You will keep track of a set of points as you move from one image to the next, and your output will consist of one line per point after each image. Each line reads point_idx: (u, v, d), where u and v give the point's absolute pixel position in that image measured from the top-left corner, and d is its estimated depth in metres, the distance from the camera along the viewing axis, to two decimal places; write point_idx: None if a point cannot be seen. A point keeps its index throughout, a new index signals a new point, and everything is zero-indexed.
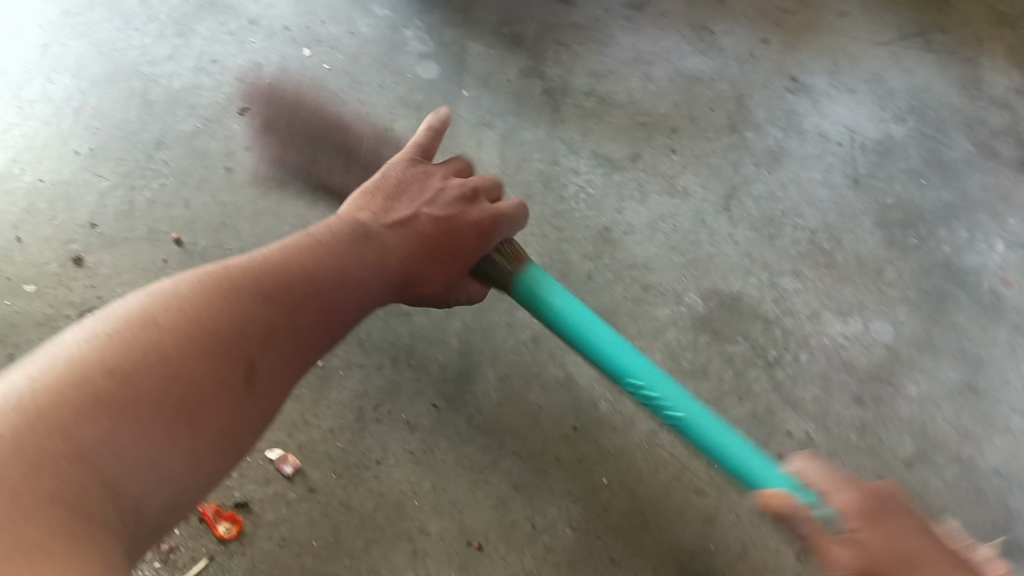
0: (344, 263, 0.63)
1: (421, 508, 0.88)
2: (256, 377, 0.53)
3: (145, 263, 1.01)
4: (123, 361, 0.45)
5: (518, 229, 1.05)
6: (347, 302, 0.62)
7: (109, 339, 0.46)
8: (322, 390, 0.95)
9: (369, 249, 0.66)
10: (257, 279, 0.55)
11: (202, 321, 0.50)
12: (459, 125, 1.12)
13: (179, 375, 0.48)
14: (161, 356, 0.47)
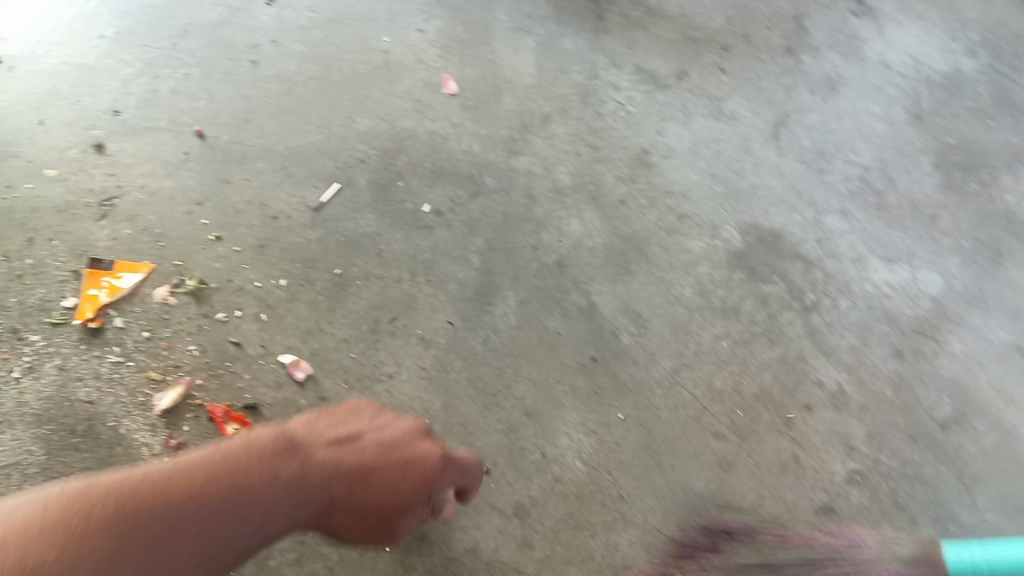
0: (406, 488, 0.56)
1: (431, 426, 0.85)
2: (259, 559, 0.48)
3: (165, 156, 0.97)
4: (141, 562, 0.39)
5: (551, 145, 1.01)
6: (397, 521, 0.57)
7: (134, 533, 0.39)
8: (338, 298, 0.91)
9: (333, 453, 0.53)
10: (304, 487, 0.49)
11: (233, 517, 0.44)
12: (495, 31, 1.08)
13: (185, 575, 0.42)
14: (183, 556, 0.41)
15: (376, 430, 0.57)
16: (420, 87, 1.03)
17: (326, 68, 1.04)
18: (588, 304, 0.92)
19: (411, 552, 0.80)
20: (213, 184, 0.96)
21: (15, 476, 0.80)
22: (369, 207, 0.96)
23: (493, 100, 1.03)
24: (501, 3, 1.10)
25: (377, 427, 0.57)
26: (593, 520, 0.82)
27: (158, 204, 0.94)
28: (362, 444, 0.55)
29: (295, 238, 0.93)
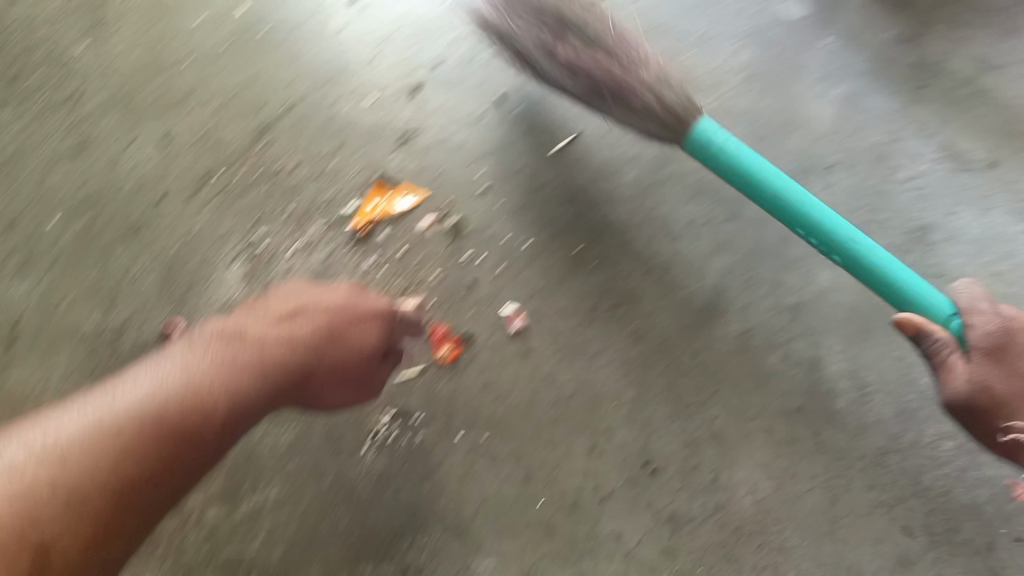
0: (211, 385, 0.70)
1: (616, 413, 0.89)
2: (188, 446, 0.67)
3: (466, 112, 1.03)
4: (103, 471, 0.62)
5: (830, 194, 1.01)
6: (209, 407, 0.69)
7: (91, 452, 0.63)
8: (569, 271, 0.95)
9: (280, 353, 0.74)
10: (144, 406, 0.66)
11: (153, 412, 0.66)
12: (805, 72, 1.07)
13: (133, 465, 0.64)
14: (127, 456, 0.64)
15: (313, 317, 0.77)
16: (713, 107, 1.05)
17: None
18: (812, 356, 0.90)
19: (559, 514, 0.85)
20: (497, 146, 1.01)
21: None
22: (628, 201, 0.98)
23: (781, 140, 1.03)
24: (822, 46, 1.08)
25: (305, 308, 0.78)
26: (744, 559, 0.83)
27: (447, 151, 1.01)
28: (309, 320, 0.77)
29: (551, 210, 0.98)
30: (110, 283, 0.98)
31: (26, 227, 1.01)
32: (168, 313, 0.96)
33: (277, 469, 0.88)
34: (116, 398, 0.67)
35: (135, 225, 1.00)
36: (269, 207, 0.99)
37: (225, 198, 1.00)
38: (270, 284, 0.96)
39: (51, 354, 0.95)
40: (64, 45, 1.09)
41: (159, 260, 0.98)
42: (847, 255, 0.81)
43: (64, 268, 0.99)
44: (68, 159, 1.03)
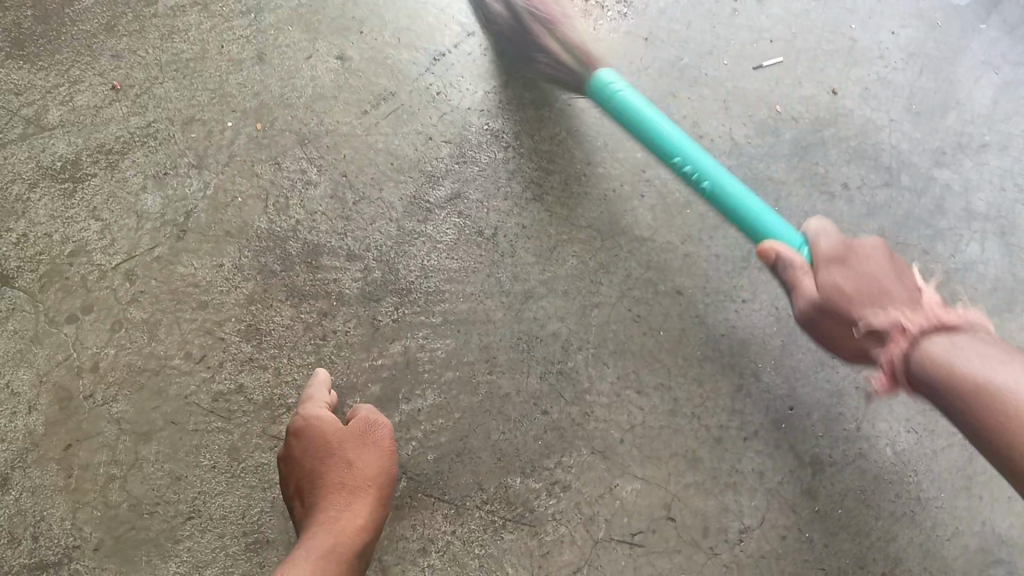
0: (359, 493, 0.79)
1: (763, 358, 0.93)
2: (364, 520, 0.77)
3: (633, 59, 1.10)
4: (341, 546, 0.73)
5: (978, 172, 1.04)
6: (355, 498, 0.78)
7: (318, 548, 0.72)
8: (724, 221, 1.00)
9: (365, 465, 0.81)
10: (331, 527, 0.74)
11: (335, 525, 0.75)
12: (964, 57, 1.10)
13: (339, 544, 0.73)
14: (336, 541, 0.73)
15: (356, 443, 0.83)
16: (873, 79, 1.09)
17: (795, 36, 1.11)
18: None
19: (704, 448, 0.90)
20: (661, 94, 1.09)
21: (428, 245, 0.99)
22: (785, 157, 1.05)
23: (939, 117, 1.07)
24: (982, 34, 1.11)
25: (357, 432, 0.84)
26: (881, 504, 0.88)
27: None
28: (358, 442, 0.83)
29: (710, 159, 1.04)
30: (281, 188, 1.03)
31: (208, 123, 1.07)
32: (337, 221, 1.01)
33: (434, 380, 0.93)
34: (314, 532, 0.74)
35: (308, 135, 1.06)
36: (444, 129, 1.07)
37: (401, 118, 1.08)
38: (440, 201, 1.02)
39: (221, 249, 0.99)
40: None
41: (330, 172, 1.04)
42: (709, 181, 0.87)
43: (238, 165, 1.04)
44: (252, 65, 1.10)
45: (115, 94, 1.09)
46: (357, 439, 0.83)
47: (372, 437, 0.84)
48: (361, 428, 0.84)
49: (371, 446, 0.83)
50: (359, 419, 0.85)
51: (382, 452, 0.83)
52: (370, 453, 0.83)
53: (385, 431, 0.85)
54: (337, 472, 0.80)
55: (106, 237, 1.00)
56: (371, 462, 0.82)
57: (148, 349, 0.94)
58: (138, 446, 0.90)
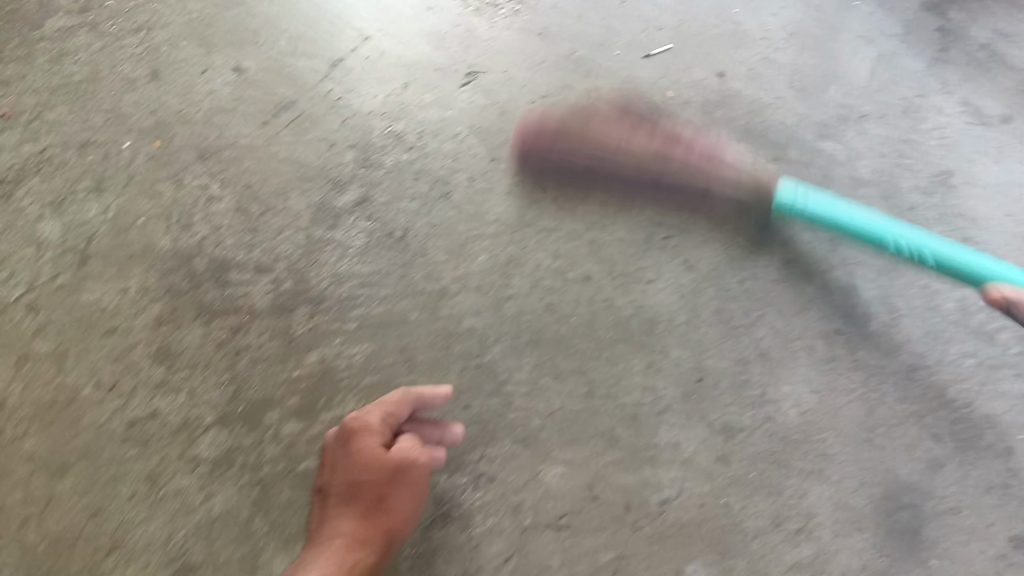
0: (385, 529, 0.82)
1: (670, 334, 0.97)
2: (374, 558, 0.81)
3: (529, 55, 1.14)
4: None
5: (859, 140, 1.09)
6: (374, 536, 0.81)
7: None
8: (626, 206, 1.04)
9: (403, 498, 0.83)
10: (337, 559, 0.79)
11: (343, 554, 0.79)
12: (841, 32, 1.16)
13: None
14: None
15: (405, 478, 0.83)
16: (756, 60, 1.14)
17: (682, 22, 1.17)
18: (848, 284, 1.00)
19: (621, 425, 0.93)
20: (558, 86, 1.12)
21: (338, 252, 1.00)
22: (678, 140, 1.08)
23: (822, 92, 1.12)
24: (856, 10, 1.18)
25: (413, 459, 0.83)
26: (792, 463, 0.92)
27: (512, 89, 1.11)
28: (406, 477, 0.83)
29: None
30: (183, 206, 1.02)
31: (105, 146, 1.05)
32: (243, 234, 1.01)
33: (352, 385, 0.93)
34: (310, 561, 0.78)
35: (207, 150, 1.06)
36: (347, 134, 1.08)
37: (302, 125, 1.08)
38: (348, 207, 1.03)
39: (126, 273, 0.97)
40: None
41: (233, 185, 1.04)
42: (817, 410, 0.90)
43: (138, 187, 1.03)
44: (146, 83, 1.10)
45: (7, 122, 1.07)
46: (405, 473, 0.83)
47: (421, 470, 0.84)
48: (417, 460, 0.83)
49: (417, 479, 0.84)
50: (414, 443, 0.84)
51: (421, 488, 0.84)
52: (410, 488, 0.83)
53: (419, 466, 0.83)
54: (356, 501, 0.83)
55: (5, 269, 0.98)
56: (395, 494, 0.83)
57: (57, 382, 0.92)
58: (53, 482, 0.88)
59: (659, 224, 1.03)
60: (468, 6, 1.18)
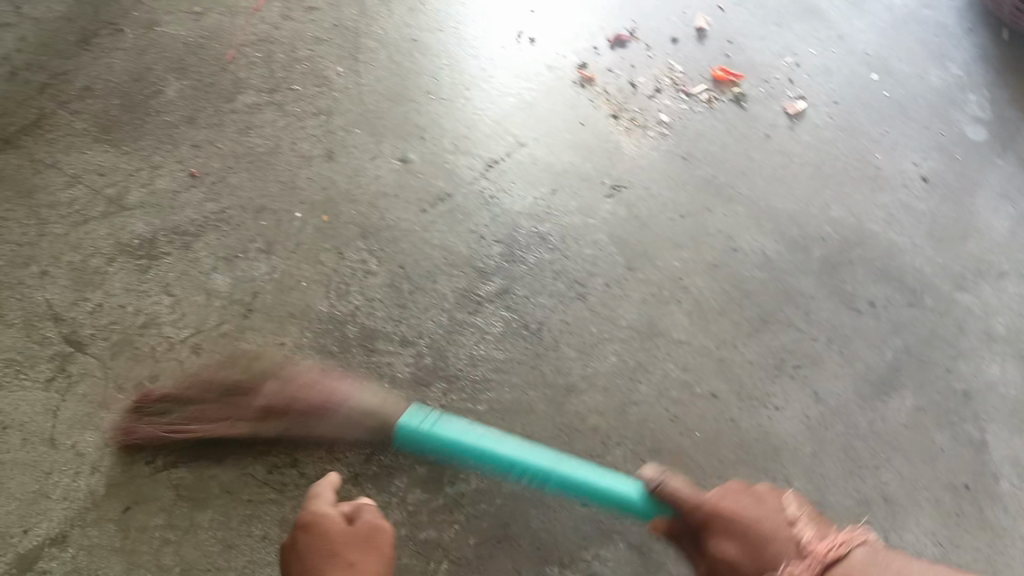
0: (365, 510, 0.80)
1: (794, 464, 0.99)
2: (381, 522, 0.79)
3: (672, 176, 1.19)
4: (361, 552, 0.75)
5: (998, 297, 1.13)
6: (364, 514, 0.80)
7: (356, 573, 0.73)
8: (757, 331, 1.07)
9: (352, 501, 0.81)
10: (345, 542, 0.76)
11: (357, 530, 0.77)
12: (982, 189, 1.21)
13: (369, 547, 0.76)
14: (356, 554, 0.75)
15: (326, 491, 0.83)
16: (897, 206, 1.18)
17: (823, 162, 1.22)
18: (979, 440, 1.03)
19: None
20: (698, 208, 1.17)
21: (477, 335, 1.06)
22: (815, 273, 1.11)
23: (961, 245, 1.16)
24: (998, 169, 1.24)
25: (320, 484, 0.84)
26: None
27: (654, 205, 1.17)
28: (325, 491, 0.83)
29: (742, 270, 1.12)
30: (342, 275, 1.11)
31: (278, 213, 1.15)
32: (393, 308, 1.08)
33: (480, 466, 0.98)
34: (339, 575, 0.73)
35: (370, 229, 1.15)
36: (494, 230, 1.15)
37: (455, 217, 1.16)
38: (491, 296, 1.09)
39: (284, 329, 1.06)
40: (320, 70, 1.29)
41: (388, 263, 1.12)
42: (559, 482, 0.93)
43: (305, 254, 1.12)
44: (321, 162, 1.20)
45: (192, 180, 1.17)
46: (325, 490, 0.83)
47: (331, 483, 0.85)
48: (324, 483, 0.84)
49: (331, 488, 0.84)
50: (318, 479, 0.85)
51: (328, 499, 0.82)
52: (337, 508, 0.79)
53: (327, 480, 0.84)
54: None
55: (176, 311, 1.06)
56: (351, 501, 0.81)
57: (209, 420, 0.99)
58: (194, 512, 0.95)
59: (789, 354, 1.06)
60: (616, 124, 1.24)
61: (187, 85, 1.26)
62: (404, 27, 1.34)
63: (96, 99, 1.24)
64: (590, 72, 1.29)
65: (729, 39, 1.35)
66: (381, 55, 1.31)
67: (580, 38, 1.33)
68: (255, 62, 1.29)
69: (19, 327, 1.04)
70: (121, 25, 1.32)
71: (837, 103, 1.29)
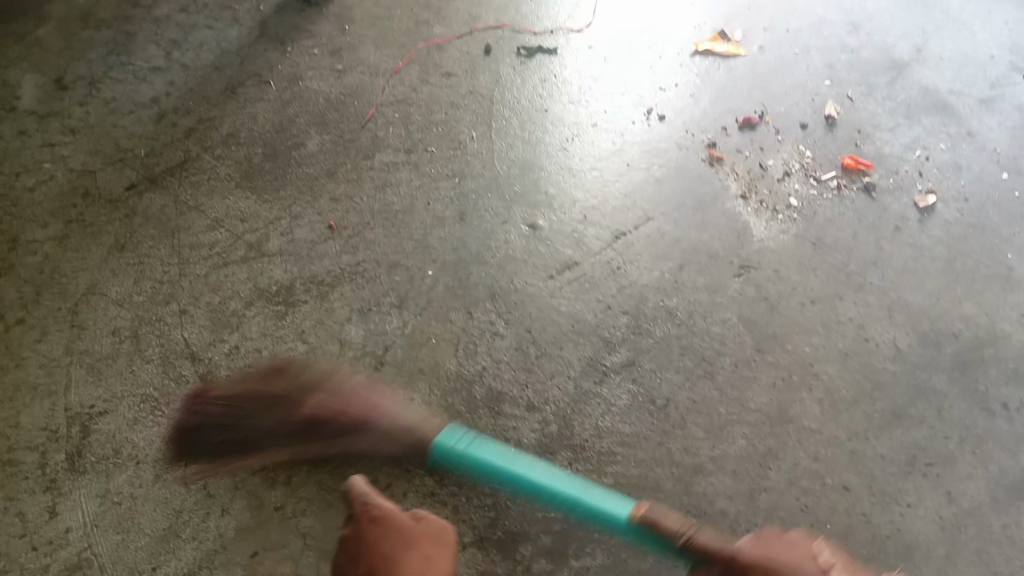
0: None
1: (927, 564, 1.00)
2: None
3: (803, 260, 1.20)
4: None
5: None
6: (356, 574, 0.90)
7: None
8: (890, 425, 1.08)
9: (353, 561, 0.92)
10: None
11: None
12: None
13: None
14: None
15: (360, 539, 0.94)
16: None
17: (955, 258, 1.23)
18: None
19: None
20: (828, 293, 1.18)
21: (602, 407, 1.06)
22: (946, 369, 1.13)
23: None
24: None
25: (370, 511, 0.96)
26: None
27: (783, 288, 1.17)
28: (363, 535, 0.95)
29: (875, 361, 1.13)
30: (470, 335, 1.13)
31: (411, 270, 1.18)
32: (519, 372, 1.09)
33: (603, 539, 0.98)
34: None
35: (499, 291, 1.17)
36: (620, 302, 1.15)
37: (582, 286, 1.17)
38: (616, 367, 1.10)
39: (413, 385, 1.08)
40: (456, 134, 1.33)
41: (515, 326, 1.13)
42: None
43: (435, 312, 1.15)
44: (453, 224, 1.23)
45: (329, 232, 1.21)
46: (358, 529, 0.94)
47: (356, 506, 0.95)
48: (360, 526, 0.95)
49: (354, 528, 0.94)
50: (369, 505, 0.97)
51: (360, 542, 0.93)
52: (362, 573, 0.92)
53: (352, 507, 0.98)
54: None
55: (312, 358, 1.10)
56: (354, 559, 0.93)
57: (338, 470, 1.01)
58: (321, 563, 0.97)
59: (920, 451, 1.07)
60: (745, 205, 1.25)
61: (328, 140, 1.31)
62: (534, 97, 1.38)
63: (240, 146, 1.28)
64: (719, 151, 1.32)
65: (858, 128, 1.36)
66: (512, 123, 1.35)
67: (707, 117, 1.35)
68: (392, 121, 1.34)
69: (157, 363, 1.07)
70: (265, 78, 1.37)
71: (968, 200, 1.30)
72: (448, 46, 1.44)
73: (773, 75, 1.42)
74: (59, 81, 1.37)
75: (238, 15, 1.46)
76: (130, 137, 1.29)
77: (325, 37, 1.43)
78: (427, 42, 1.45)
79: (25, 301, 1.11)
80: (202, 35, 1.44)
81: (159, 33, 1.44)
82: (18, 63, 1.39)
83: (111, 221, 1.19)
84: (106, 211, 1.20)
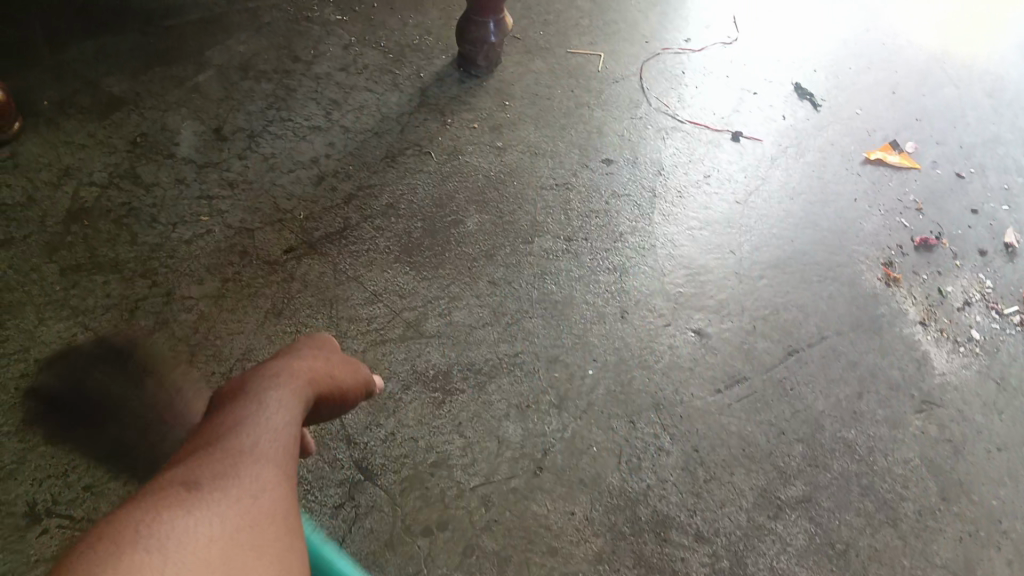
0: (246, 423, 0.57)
1: None
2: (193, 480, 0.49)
3: (987, 399, 1.16)
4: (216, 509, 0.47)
5: None
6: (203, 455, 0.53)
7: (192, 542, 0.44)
8: None
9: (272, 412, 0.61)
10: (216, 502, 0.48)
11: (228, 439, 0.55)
12: None
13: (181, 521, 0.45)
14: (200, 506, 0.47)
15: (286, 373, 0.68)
16: None
17: None
18: None
19: None
20: (1015, 440, 1.13)
21: (777, 544, 1.01)
22: None
23: None
24: None
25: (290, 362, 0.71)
26: None
27: (968, 430, 1.13)
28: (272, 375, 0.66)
29: None
30: (634, 447, 1.07)
31: (570, 367, 1.13)
32: (688, 496, 1.03)
33: None
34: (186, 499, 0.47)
35: (663, 401, 1.11)
36: (796, 429, 1.11)
37: (754, 404, 1.12)
38: (789, 502, 1.04)
39: (574, 497, 1.02)
40: (615, 226, 1.29)
41: (682, 444, 1.07)
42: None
43: (596, 417, 1.09)
44: (614, 321, 1.18)
45: (488, 317, 1.17)
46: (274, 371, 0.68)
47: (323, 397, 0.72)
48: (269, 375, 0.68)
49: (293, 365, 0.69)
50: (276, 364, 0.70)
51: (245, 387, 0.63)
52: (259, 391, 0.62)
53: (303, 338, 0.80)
54: (298, 385, 0.65)
55: (467, 455, 1.04)
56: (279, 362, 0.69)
57: None
58: None
59: None
60: (926, 333, 1.22)
61: (488, 220, 1.27)
62: (699, 194, 1.34)
63: (400, 219, 1.26)
64: (896, 272, 1.28)
65: None
66: (680, 217, 1.31)
67: (882, 233, 1.32)
68: (552, 206, 1.30)
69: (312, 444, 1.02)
70: (426, 148, 1.36)
71: None
72: (608, 130, 1.42)
73: (949, 194, 1.39)
74: (218, 131, 1.34)
75: (399, 80, 1.46)
76: (290, 198, 1.26)
77: (486, 111, 1.42)
78: (589, 126, 1.42)
79: (178, 361, 1.07)
80: (362, 97, 1.42)
81: (320, 91, 1.42)
82: (176, 108, 1.37)
83: (269, 284, 1.16)
84: (264, 272, 1.17)
